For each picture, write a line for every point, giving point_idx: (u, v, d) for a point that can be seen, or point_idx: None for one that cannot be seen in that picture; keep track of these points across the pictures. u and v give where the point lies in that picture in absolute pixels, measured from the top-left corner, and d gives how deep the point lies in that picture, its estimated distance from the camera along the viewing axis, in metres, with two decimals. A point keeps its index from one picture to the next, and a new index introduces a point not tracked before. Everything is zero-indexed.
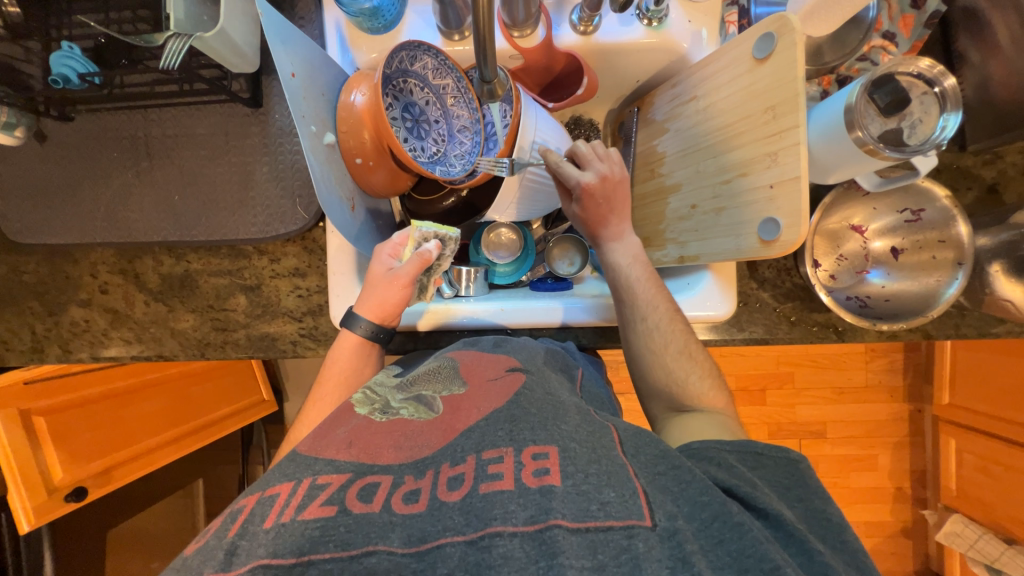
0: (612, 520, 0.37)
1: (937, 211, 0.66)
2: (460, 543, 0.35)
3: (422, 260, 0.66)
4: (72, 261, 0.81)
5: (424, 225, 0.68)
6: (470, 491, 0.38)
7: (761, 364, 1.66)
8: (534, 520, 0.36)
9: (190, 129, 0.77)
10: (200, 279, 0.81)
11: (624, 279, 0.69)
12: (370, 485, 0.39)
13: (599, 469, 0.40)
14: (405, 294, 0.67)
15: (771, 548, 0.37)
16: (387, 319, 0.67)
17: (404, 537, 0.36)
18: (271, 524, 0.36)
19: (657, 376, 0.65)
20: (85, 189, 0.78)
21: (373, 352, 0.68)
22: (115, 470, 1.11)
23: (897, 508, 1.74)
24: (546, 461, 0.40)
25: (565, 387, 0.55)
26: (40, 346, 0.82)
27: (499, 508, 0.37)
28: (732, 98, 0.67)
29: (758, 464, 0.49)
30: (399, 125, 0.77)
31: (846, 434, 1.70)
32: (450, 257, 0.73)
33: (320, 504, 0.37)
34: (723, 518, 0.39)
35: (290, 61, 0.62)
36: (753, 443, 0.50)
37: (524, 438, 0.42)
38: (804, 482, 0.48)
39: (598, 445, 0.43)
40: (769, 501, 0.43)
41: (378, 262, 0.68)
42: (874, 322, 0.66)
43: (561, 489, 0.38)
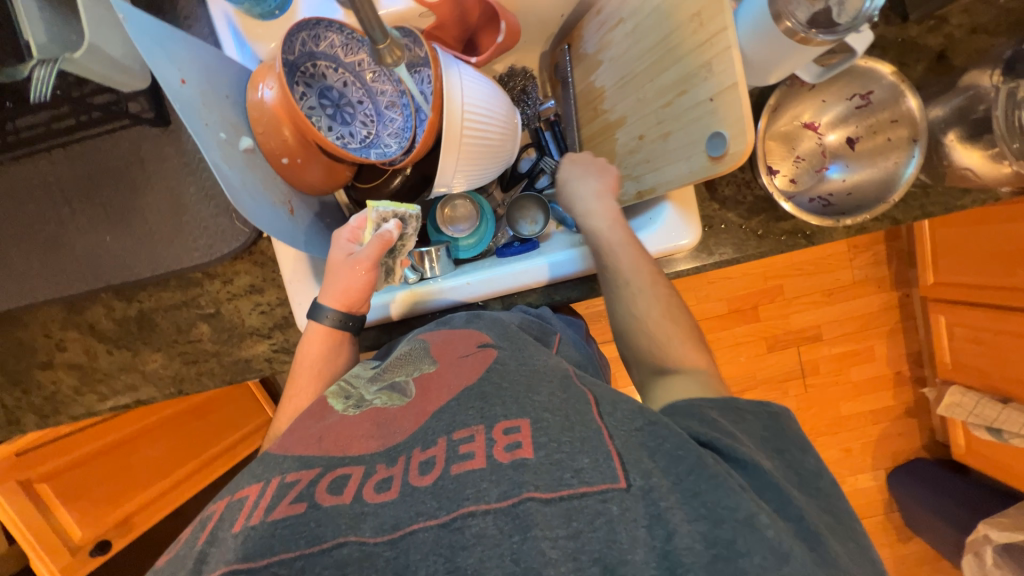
0: (586, 487, 0.37)
1: (885, 90, 0.64)
2: (434, 527, 0.35)
3: (384, 242, 0.64)
4: (22, 325, 0.78)
5: (381, 205, 0.66)
6: (441, 474, 0.38)
7: (747, 283, 1.67)
8: (506, 496, 0.36)
9: (103, 164, 0.72)
10: (157, 316, 0.78)
11: (607, 242, 0.69)
12: (341, 477, 0.40)
13: (574, 436, 0.40)
14: (370, 277, 0.65)
15: (749, 501, 0.37)
16: (354, 305, 0.65)
17: (374, 526, 0.36)
18: (240, 526, 0.37)
19: (636, 337, 0.65)
20: (11, 250, 0.74)
21: (345, 341, 0.66)
22: (134, 517, 1.14)
23: (899, 391, 1.80)
24: (518, 435, 0.40)
25: (541, 349, 0.54)
26: (16, 417, 0.80)
27: (471, 488, 0.37)
28: (657, 12, 0.63)
29: (739, 417, 0.48)
30: (319, 114, 0.73)
31: (841, 332, 1.73)
32: (414, 236, 0.70)
33: (290, 501, 0.38)
34: (701, 473, 0.38)
35: (178, 68, 0.56)
36: (736, 399, 0.50)
37: (496, 414, 0.42)
38: (781, 435, 0.48)
39: (573, 413, 0.42)
40: (749, 452, 0.43)
41: (338, 249, 0.65)
42: (837, 219, 0.65)
43: (534, 460, 0.38)
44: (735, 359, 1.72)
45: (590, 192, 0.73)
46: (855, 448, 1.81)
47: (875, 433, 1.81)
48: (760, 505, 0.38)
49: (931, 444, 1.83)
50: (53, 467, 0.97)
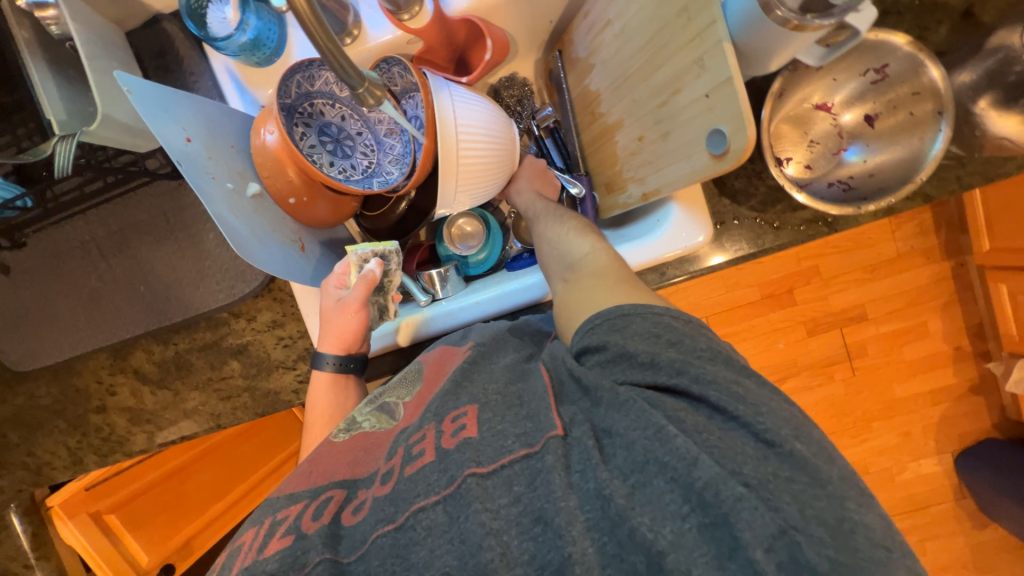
0: (525, 448, 0.43)
1: (902, 61, 0.58)
2: (391, 531, 0.41)
3: (369, 281, 0.66)
4: (76, 373, 0.85)
5: (359, 247, 0.68)
6: (397, 478, 0.45)
7: (780, 266, 1.60)
8: (453, 480, 0.42)
9: (131, 218, 0.77)
10: (192, 357, 0.83)
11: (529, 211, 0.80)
12: (323, 502, 0.46)
13: (521, 410, 0.47)
14: (362, 317, 0.68)
15: (654, 412, 0.42)
16: (352, 346, 0.69)
17: (348, 546, 0.42)
18: (237, 569, 0.42)
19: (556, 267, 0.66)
20: (60, 305, 0.80)
21: (351, 382, 0.70)
22: (194, 539, 1.23)
23: (960, 368, 1.66)
24: (464, 418, 0.47)
25: (521, 349, 0.59)
26: (79, 457, 0.87)
27: (423, 483, 0.43)
28: (644, 10, 0.60)
29: (625, 324, 0.48)
30: (321, 151, 0.75)
31: (888, 309, 1.62)
32: (399, 269, 0.72)
33: (280, 536, 0.43)
34: (613, 402, 0.44)
35: (183, 127, 0.60)
36: (626, 306, 0.50)
37: (446, 409, 0.49)
38: (672, 327, 0.48)
39: (524, 393, 0.49)
40: (652, 365, 0.45)
41: (328, 296, 0.69)
42: (857, 207, 0.61)
43: (476, 438, 0.44)
44: (774, 347, 1.64)
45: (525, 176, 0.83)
46: (914, 432, 1.68)
47: (936, 414, 1.68)
48: (674, 415, 0.42)
49: (1002, 423, 1.68)
50: (117, 498, 1.06)
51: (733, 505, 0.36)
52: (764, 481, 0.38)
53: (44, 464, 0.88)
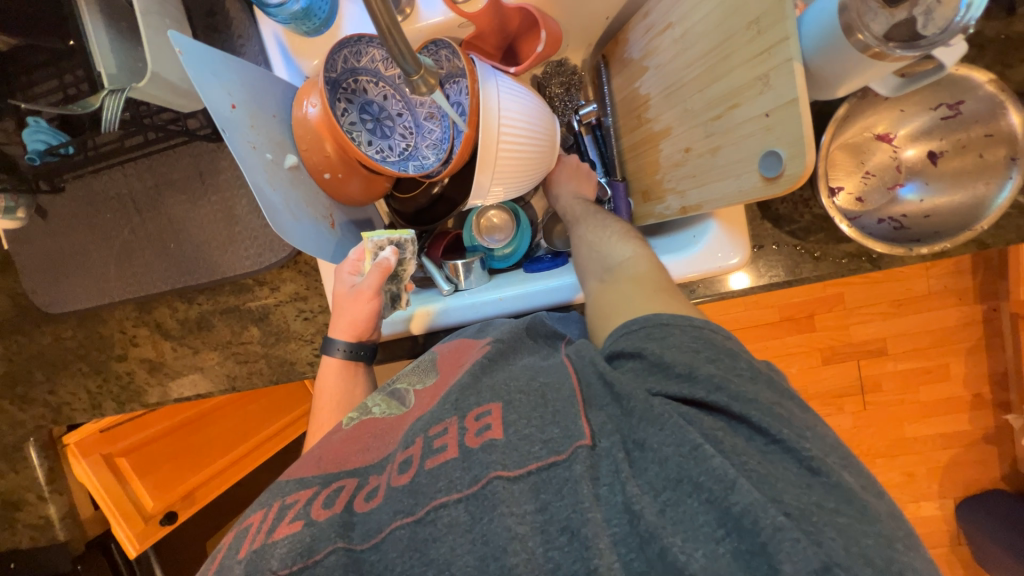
0: (554, 456, 0.42)
1: (980, 101, 0.56)
2: (409, 523, 0.41)
3: (383, 269, 0.65)
4: (102, 321, 0.87)
5: (375, 234, 0.67)
6: (416, 470, 0.44)
7: (804, 290, 1.56)
8: (476, 479, 0.42)
9: (167, 176, 0.78)
10: (214, 319, 0.84)
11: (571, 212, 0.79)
12: (334, 491, 0.46)
13: (544, 412, 0.46)
14: (372, 306, 0.67)
15: (691, 429, 0.41)
16: (364, 335, 0.69)
17: (361, 534, 0.42)
18: (245, 553, 0.43)
19: (592, 267, 0.66)
20: (92, 254, 0.82)
21: (360, 370, 0.70)
22: (196, 492, 1.24)
23: (977, 415, 1.62)
24: (488, 417, 0.46)
25: (540, 352, 0.57)
26: (98, 402, 0.89)
27: (444, 479, 0.43)
28: (710, 17, 0.58)
29: (665, 334, 0.48)
30: (360, 129, 0.74)
31: (910, 347, 1.58)
32: (413, 260, 0.71)
33: (289, 521, 0.44)
34: (646, 414, 0.42)
35: (229, 92, 0.59)
36: (663, 316, 0.50)
37: (467, 404, 0.48)
38: (713, 342, 0.47)
39: (548, 390, 0.48)
40: (686, 381, 0.44)
41: (341, 283, 0.68)
42: (910, 247, 0.58)
43: (503, 439, 0.44)
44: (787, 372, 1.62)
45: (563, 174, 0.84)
46: (919, 473, 1.66)
47: (945, 459, 1.64)
48: (711, 437, 0.41)
49: (1013, 475, 1.64)
50: (129, 443, 1.09)
51: (773, 535, 0.35)
52: (806, 512, 0.37)
53: (65, 405, 0.91)
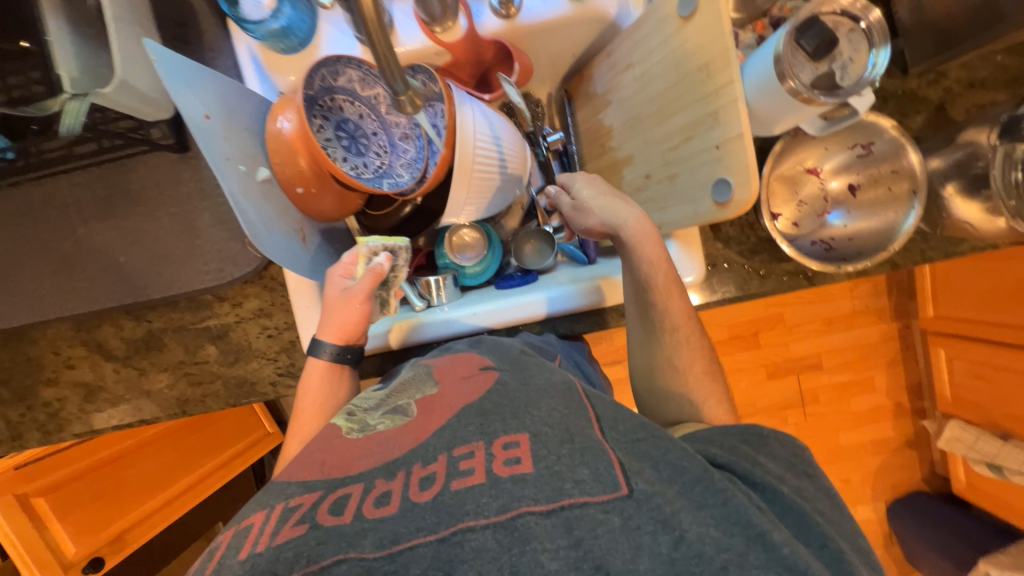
0: (586, 497, 0.41)
1: (887, 143, 0.66)
2: (432, 541, 0.39)
3: (376, 274, 0.66)
4: (31, 341, 0.79)
5: (371, 239, 0.67)
6: (441, 490, 0.42)
7: (749, 310, 1.68)
8: (505, 509, 0.40)
9: (123, 186, 0.74)
10: (165, 337, 0.79)
11: (660, 282, 0.65)
12: (342, 498, 0.43)
13: (573, 448, 0.45)
14: (365, 309, 0.68)
15: (755, 513, 0.42)
16: (351, 338, 0.69)
17: (375, 541, 0.39)
18: (248, 552, 0.40)
19: (667, 381, 0.67)
20: (25, 267, 0.75)
21: (345, 372, 0.69)
22: (127, 533, 1.13)
23: (898, 422, 1.79)
24: (517, 449, 0.45)
25: (547, 367, 0.59)
26: (19, 432, 0.80)
27: (472, 503, 0.41)
28: (666, 60, 0.65)
29: (764, 444, 0.52)
30: (336, 145, 0.74)
31: (840, 362, 1.73)
32: (405, 266, 0.72)
33: (292, 524, 0.41)
34: (709, 487, 0.44)
35: (202, 102, 0.59)
36: (761, 426, 0.53)
37: (495, 430, 0.47)
38: (805, 459, 0.52)
39: (572, 425, 0.47)
40: (767, 475, 0.48)
41: (332, 284, 0.68)
42: (838, 265, 0.67)
43: (532, 474, 0.43)
44: (736, 387, 1.72)
45: (621, 210, 0.66)
46: (854, 479, 1.80)
47: (874, 464, 1.80)
48: (763, 514, 0.43)
49: (930, 477, 1.81)
50: (53, 479, 0.97)
51: None
52: None
53: None
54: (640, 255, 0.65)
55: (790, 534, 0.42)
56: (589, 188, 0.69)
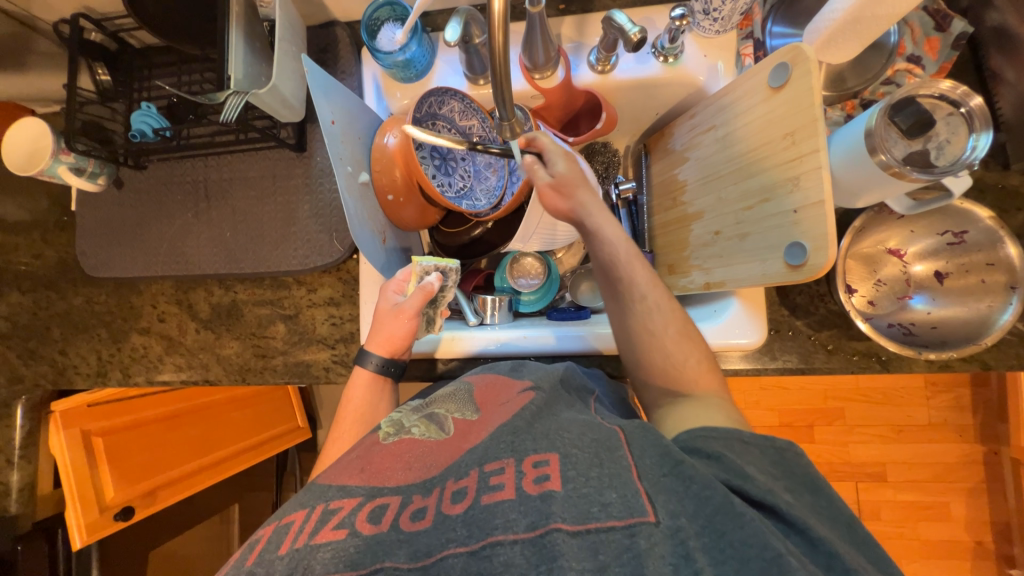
0: (613, 521, 0.40)
1: (982, 232, 0.63)
2: (463, 554, 0.39)
3: (426, 293, 0.69)
4: (137, 292, 0.90)
5: (425, 260, 0.73)
6: (472, 504, 0.43)
7: (806, 398, 1.56)
8: (534, 526, 0.40)
9: (244, 173, 0.85)
10: (245, 308, 0.87)
11: (621, 255, 0.66)
12: (379, 508, 0.44)
13: (602, 472, 0.44)
14: (412, 325, 0.70)
15: (773, 537, 0.39)
16: (397, 352, 0.72)
17: (409, 553, 0.40)
18: (286, 549, 0.42)
19: (650, 358, 0.64)
20: (151, 229, 0.87)
21: (387, 386, 0.72)
22: (160, 491, 1.16)
23: (978, 566, 1.53)
24: (547, 467, 0.44)
25: (576, 407, 0.56)
26: (104, 370, 0.90)
27: (501, 518, 0.41)
28: (749, 126, 0.67)
29: (748, 453, 0.49)
30: (427, 163, 0.82)
31: (910, 477, 1.54)
32: (454, 288, 0.77)
33: (332, 527, 0.43)
34: (727, 509, 0.40)
35: (332, 110, 0.69)
36: (740, 431, 0.51)
37: (525, 449, 0.46)
38: (795, 465, 0.49)
39: (602, 449, 0.46)
40: (766, 488, 0.44)
41: (384, 299, 0.72)
42: (919, 351, 0.63)
43: (561, 493, 0.42)
44: None
45: (593, 200, 0.68)
46: None
47: None
48: (788, 547, 0.39)
49: None
50: (113, 423, 1.06)
51: None
52: None
53: (71, 367, 0.91)
54: (602, 236, 0.68)
55: (802, 560, 0.38)
56: (564, 167, 0.68)
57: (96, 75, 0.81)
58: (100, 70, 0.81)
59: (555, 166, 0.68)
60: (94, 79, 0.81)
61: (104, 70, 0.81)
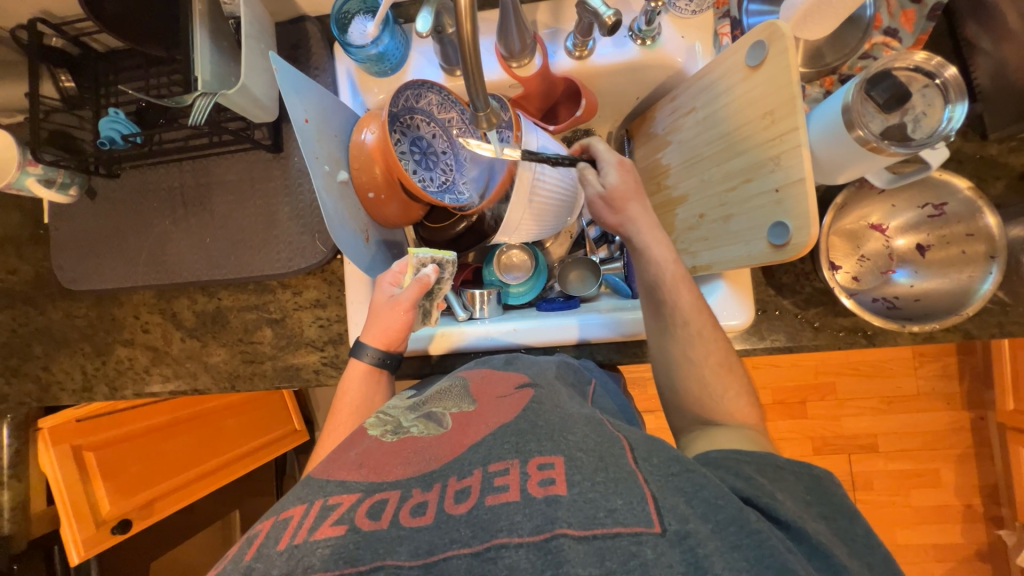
0: (620, 527, 0.39)
1: (961, 204, 0.64)
2: (467, 555, 0.38)
3: (422, 284, 0.69)
4: (118, 304, 0.88)
5: (421, 251, 0.71)
6: (477, 504, 0.42)
7: (798, 375, 1.58)
8: (540, 530, 0.39)
9: (220, 177, 0.83)
10: (230, 314, 0.86)
11: (666, 278, 0.65)
12: (378, 502, 0.44)
13: (607, 477, 0.43)
14: (408, 317, 0.70)
15: (791, 558, 0.39)
16: (393, 344, 0.71)
17: (410, 551, 0.39)
18: (285, 544, 0.41)
19: (686, 384, 0.64)
20: (128, 239, 0.85)
21: (383, 377, 0.72)
22: (156, 502, 1.16)
23: (968, 528, 1.58)
24: (552, 471, 0.43)
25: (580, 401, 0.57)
26: (90, 384, 0.88)
27: (506, 520, 0.40)
28: (729, 106, 0.67)
29: (779, 477, 0.49)
30: (408, 158, 0.79)
31: (901, 447, 1.57)
32: (450, 280, 0.75)
33: (331, 523, 0.42)
34: (740, 523, 0.41)
35: (305, 108, 0.67)
36: (775, 457, 0.51)
37: (530, 450, 0.46)
38: (828, 498, 0.48)
39: (606, 454, 0.45)
40: (792, 512, 0.44)
41: (380, 291, 0.71)
42: (902, 324, 0.64)
43: (567, 497, 0.41)
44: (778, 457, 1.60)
45: (643, 216, 0.68)
46: None
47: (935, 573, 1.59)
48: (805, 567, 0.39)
49: None
50: (103, 437, 1.05)
51: None
52: None
53: (55, 384, 0.89)
54: (649, 254, 0.67)
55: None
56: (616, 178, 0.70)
57: (59, 82, 0.78)
58: (63, 77, 0.79)
59: (607, 178, 0.70)
60: (58, 87, 0.78)
61: (68, 77, 0.79)
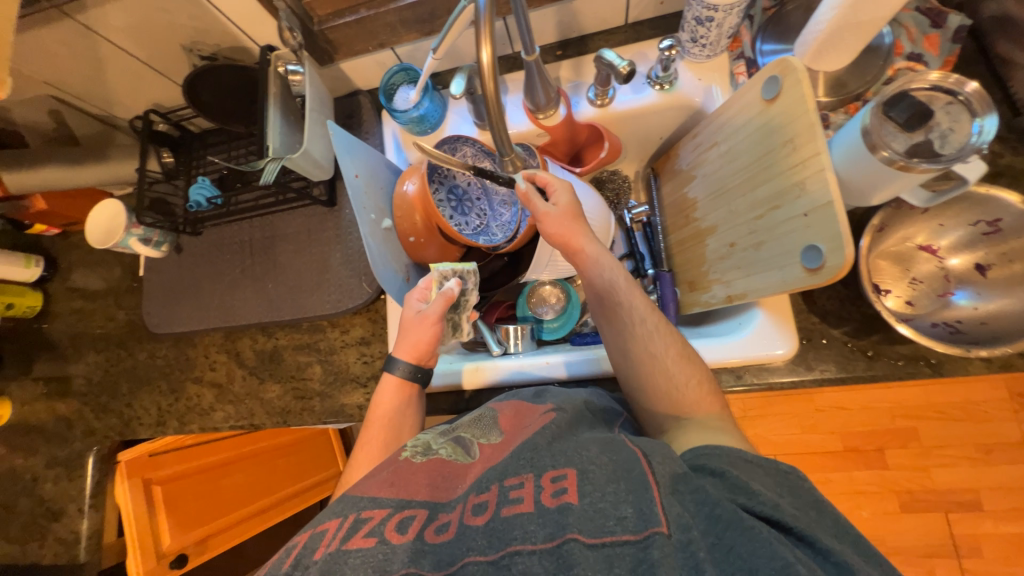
0: (627, 534, 0.38)
1: (1016, 218, 0.60)
2: (482, 562, 0.40)
3: (446, 298, 0.72)
4: (191, 345, 0.98)
5: (442, 265, 0.77)
6: (493, 515, 0.43)
7: (870, 419, 1.43)
8: (552, 536, 0.39)
9: (283, 230, 0.94)
10: (285, 353, 0.93)
11: (620, 283, 0.68)
12: (407, 518, 0.45)
13: (620, 487, 0.42)
14: (435, 330, 0.73)
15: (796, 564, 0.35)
16: (423, 357, 0.74)
17: (433, 562, 0.41)
18: (320, 555, 0.43)
19: (651, 380, 0.62)
20: (205, 287, 0.96)
21: (414, 392, 0.74)
22: (211, 538, 1.24)
23: None
24: (564, 481, 0.44)
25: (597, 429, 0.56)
26: (163, 419, 0.97)
27: (519, 529, 0.41)
28: (749, 138, 0.69)
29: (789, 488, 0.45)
30: (444, 206, 0.86)
31: (1010, 505, 1.35)
32: (474, 291, 0.80)
33: (363, 535, 0.44)
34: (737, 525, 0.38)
35: (355, 166, 0.76)
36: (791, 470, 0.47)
37: (544, 464, 0.46)
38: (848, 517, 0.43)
39: (620, 466, 0.44)
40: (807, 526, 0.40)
41: (409, 306, 0.75)
42: (968, 349, 0.58)
43: (578, 506, 0.41)
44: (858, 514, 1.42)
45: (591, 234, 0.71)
46: None
47: None
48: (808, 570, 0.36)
49: None
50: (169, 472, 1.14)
51: None
52: None
53: (134, 419, 0.99)
54: (599, 263, 0.70)
55: None
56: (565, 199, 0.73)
57: (161, 158, 0.93)
58: (165, 154, 0.94)
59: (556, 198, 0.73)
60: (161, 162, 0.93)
61: (168, 154, 0.94)
